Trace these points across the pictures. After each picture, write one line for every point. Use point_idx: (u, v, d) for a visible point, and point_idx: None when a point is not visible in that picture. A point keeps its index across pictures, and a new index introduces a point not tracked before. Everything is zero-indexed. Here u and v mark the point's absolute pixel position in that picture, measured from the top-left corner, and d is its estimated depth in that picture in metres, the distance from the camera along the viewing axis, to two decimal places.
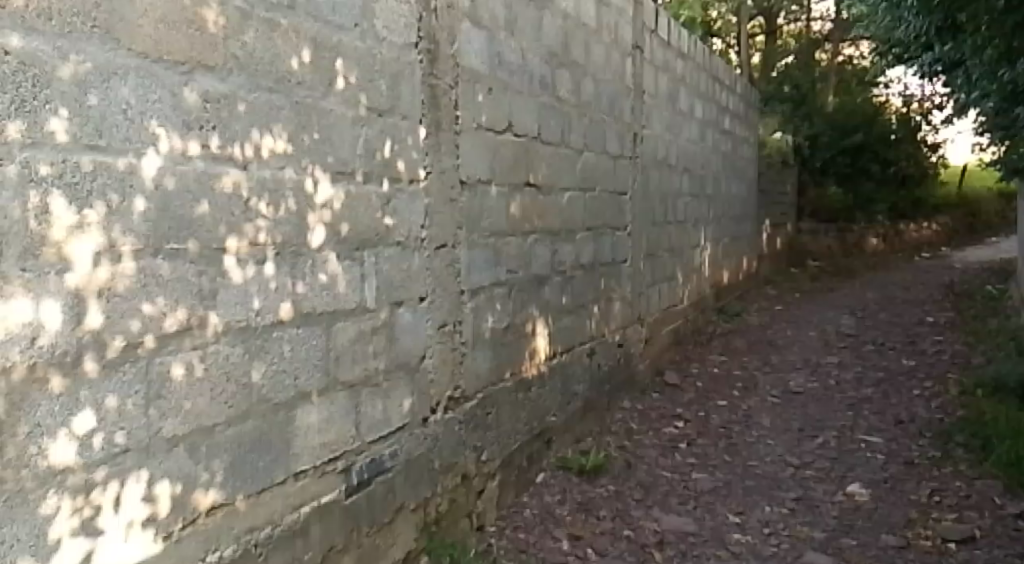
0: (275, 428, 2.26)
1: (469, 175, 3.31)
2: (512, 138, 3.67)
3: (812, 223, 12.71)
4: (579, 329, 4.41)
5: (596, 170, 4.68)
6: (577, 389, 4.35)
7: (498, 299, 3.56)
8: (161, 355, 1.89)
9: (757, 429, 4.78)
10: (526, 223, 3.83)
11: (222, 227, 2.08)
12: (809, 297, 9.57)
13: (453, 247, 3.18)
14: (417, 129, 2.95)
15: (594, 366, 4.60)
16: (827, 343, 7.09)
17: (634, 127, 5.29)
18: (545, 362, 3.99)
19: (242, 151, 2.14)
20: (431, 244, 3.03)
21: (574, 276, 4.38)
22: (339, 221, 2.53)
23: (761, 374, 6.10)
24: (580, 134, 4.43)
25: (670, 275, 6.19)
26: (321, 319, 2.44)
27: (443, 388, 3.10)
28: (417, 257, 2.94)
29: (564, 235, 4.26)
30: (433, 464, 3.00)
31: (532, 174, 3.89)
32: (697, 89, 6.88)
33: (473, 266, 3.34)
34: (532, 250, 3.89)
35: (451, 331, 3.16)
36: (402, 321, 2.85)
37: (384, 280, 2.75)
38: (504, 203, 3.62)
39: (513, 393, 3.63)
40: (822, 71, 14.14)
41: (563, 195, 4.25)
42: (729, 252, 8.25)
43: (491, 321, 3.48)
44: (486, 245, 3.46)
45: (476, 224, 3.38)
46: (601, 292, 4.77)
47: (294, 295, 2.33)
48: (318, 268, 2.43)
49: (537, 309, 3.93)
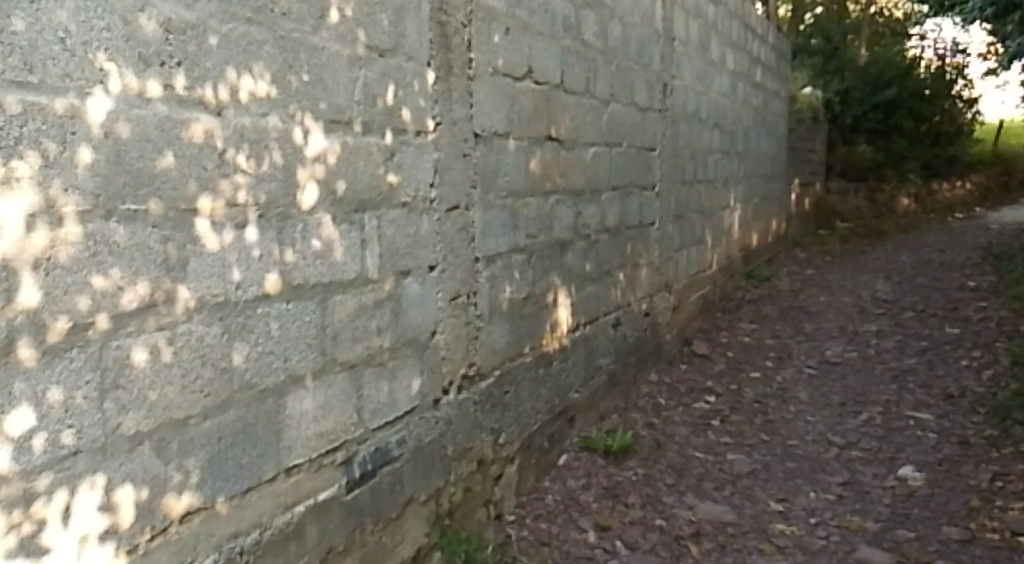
0: (262, 418, 1.95)
1: (484, 127, 2.95)
2: (532, 85, 3.31)
3: (841, 183, 12.22)
4: (604, 297, 4.08)
5: (623, 124, 4.30)
6: (602, 362, 4.03)
7: (517, 266, 3.22)
8: (118, 338, 1.57)
9: (793, 405, 4.45)
10: (548, 182, 3.48)
11: (193, 184, 1.75)
12: (841, 261, 9.15)
13: (467, 208, 2.84)
14: (425, 72, 2.59)
15: (619, 337, 4.28)
16: (863, 310, 6.71)
17: (663, 77, 4.88)
18: (567, 334, 3.66)
19: (215, 94, 1.80)
20: (442, 205, 2.69)
21: (599, 241, 4.03)
22: (334, 178, 2.19)
23: (795, 344, 5.76)
24: (605, 83, 4.04)
25: (699, 237, 5.82)
26: (315, 292, 2.12)
27: (457, 365, 2.78)
28: (426, 220, 2.61)
29: (589, 195, 3.90)
30: (446, 451, 2.71)
31: (554, 127, 3.53)
32: (729, 38, 6.43)
33: (489, 229, 3.00)
34: (553, 211, 3.54)
35: (464, 302, 2.84)
36: (409, 293, 2.52)
37: (388, 247, 2.42)
38: (523, 159, 3.26)
39: (533, 369, 3.32)
40: (854, 23, 13.54)
41: (588, 151, 3.89)
42: (758, 214, 7.85)
43: (509, 290, 3.15)
44: (503, 206, 3.11)
45: (493, 182, 3.04)
46: (628, 257, 4.42)
47: (284, 264, 2.01)
48: (312, 233, 2.10)
49: (559, 276, 3.60)
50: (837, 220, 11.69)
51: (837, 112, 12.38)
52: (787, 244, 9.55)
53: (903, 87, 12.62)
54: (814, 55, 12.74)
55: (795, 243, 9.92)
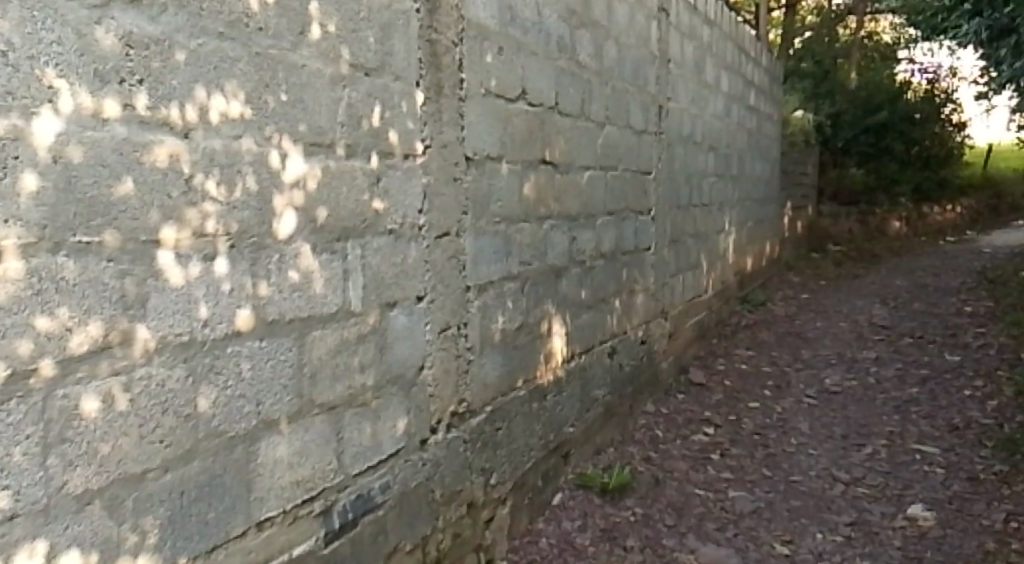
0: (230, 468, 1.78)
1: (475, 150, 2.80)
2: (526, 107, 3.17)
3: (833, 206, 12.18)
4: (600, 326, 3.93)
5: (619, 147, 4.17)
6: (598, 393, 3.87)
7: (509, 295, 3.07)
8: (65, 386, 1.38)
9: (795, 438, 4.30)
10: (542, 207, 3.34)
11: (155, 213, 1.58)
12: (836, 285, 9.06)
13: (457, 235, 2.69)
14: (414, 93, 2.44)
15: (615, 367, 4.12)
16: (860, 336, 6.59)
17: (659, 99, 4.77)
18: (561, 365, 3.50)
19: (181, 114, 1.64)
20: (431, 232, 2.53)
21: (594, 267, 3.89)
22: (314, 204, 2.03)
23: (793, 372, 5.62)
24: (601, 105, 3.92)
25: (695, 262, 5.70)
26: (292, 328, 1.95)
27: (446, 402, 2.62)
28: (414, 248, 2.45)
29: (584, 220, 3.76)
30: (433, 495, 2.53)
31: (549, 150, 3.39)
32: (723, 61, 6.35)
33: (480, 257, 2.85)
34: (547, 238, 3.39)
35: (454, 335, 2.67)
36: (395, 326, 2.36)
37: (373, 277, 2.25)
38: (516, 184, 3.12)
39: (526, 403, 3.15)
40: (844, 47, 13.58)
41: (583, 175, 3.75)
42: (752, 237, 7.75)
43: (502, 321, 3.00)
44: (495, 232, 2.96)
45: (485, 208, 2.89)
46: (624, 284, 4.28)
47: (257, 298, 1.85)
48: (290, 264, 1.94)
49: (553, 304, 3.44)
50: (830, 243, 11.63)
51: (829, 135, 12.37)
52: (781, 268, 9.46)
53: (893, 110, 12.64)
54: (805, 78, 12.76)
55: (789, 266, 9.84)
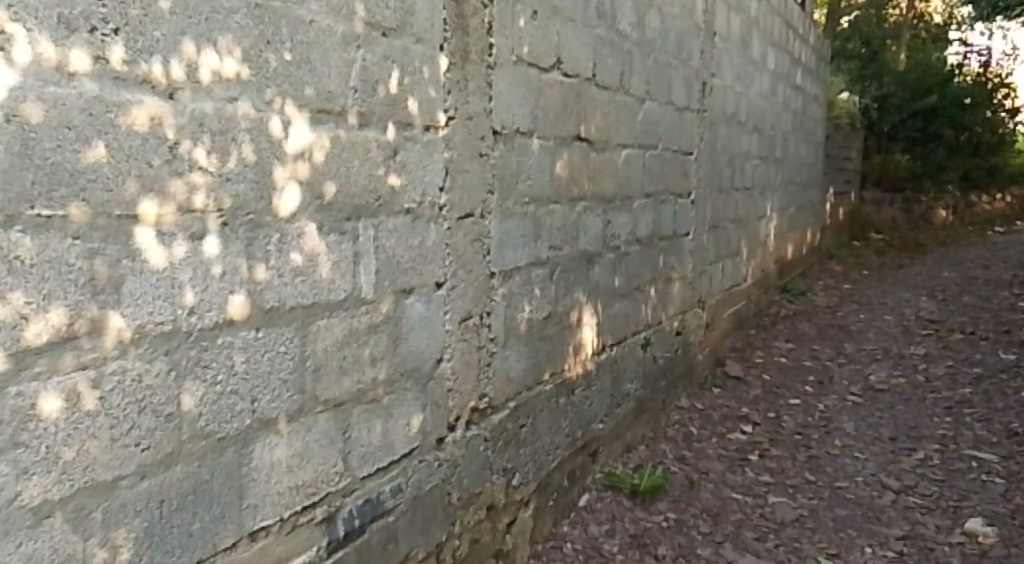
0: (220, 473, 1.59)
1: (504, 123, 2.57)
2: (560, 78, 2.92)
3: (877, 193, 11.77)
4: (633, 316, 3.69)
5: (659, 124, 3.90)
6: (629, 387, 3.64)
7: (538, 282, 2.84)
8: (19, 382, 1.16)
9: (838, 441, 4.05)
10: (575, 187, 3.09)
11: (132, 183, 1.37)
12: (879, 275, 8.69)
13: (482, 216, 2.46)
14: (438, 58, 2.21)
15: (648, 359, 3.89)
16: (907, 330, 6.27)
17: (703, 74, 4.48)
18: (591, 357, 3.27)
19: (165, 71, 1.43)
20: (452, 212, 2.31)
21: (630, 253, 3.64)
22: (322, 178, 1.81)
23: (835, 367, 5.34)
24: (641, 79, 3.65)
25: (734, 249, 5.42)
26: (294, 317, 1.74)
27: (466, 399, 2.40)
28: (434, 229, 2.23)
29: (619, 202, 3.51)
30: (450, 499, 2.33)
31: (584, 126, 3.14)
32: (770, 36, 6.00)
33: (507, 240, 2.62)
34: (580, 220, 3.15)
35: (476, 325, 2.45)
36: (412, 315, 2.14)
37: (388, 261, 2.04)
38: (548, 161, 2.87)
39: (553, 399, 2.93)
40: (894, 27, 13.00)
41: (620, 153, 3.49)
42: (794, 224, 7.43)
43: (528, 310, 2.77)
44: (524, 214, 2.73)
45: (513, 187, 2.65)
46: (660, 271, 4.03)
47: (253, 283, 1.64)
48: (292, 244, 1.73)
49: (584, 292, 3.21)
50: (872, 231, 11.31)
51: (874, 119, 11.88)
52: (821, 256, 9.13)
53: (943, 94, 12.00)
54: (852, 59, 12.25)
55: (830, 255, 9.50)
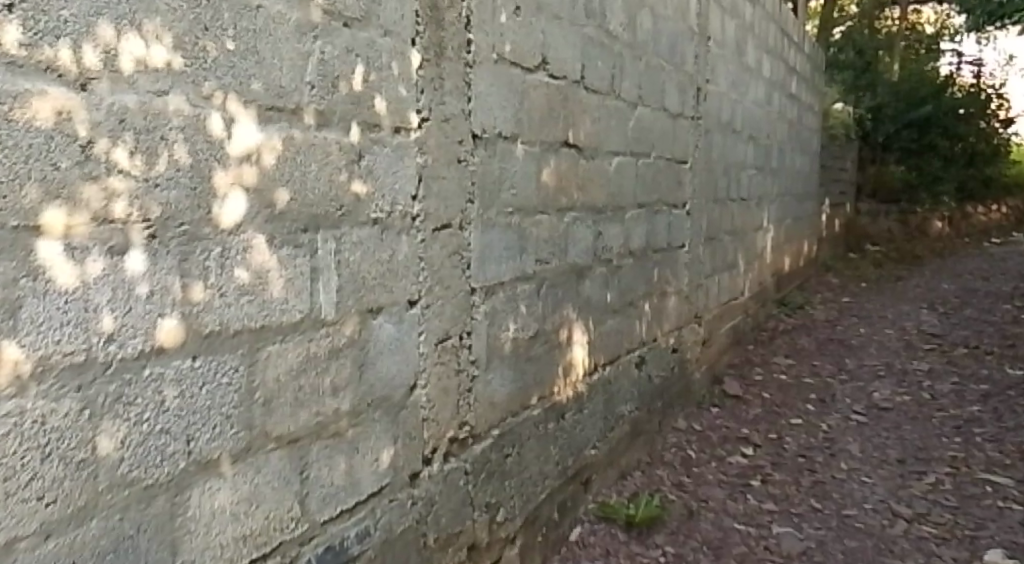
0: (146, 527, 1.34)
1: (484, 127, 2.37)
2: (546, 79, 2.73)
3: (872, 204, 11.67)
4: (627, 334, 3.49)
5: (652, 131, 3.72)
6: (623, 410, 3.43)
7: (523, 298, 2.63)
8: None
9: (843, 465, 3.84)
10: (563, 196, 2.89)
11: (34, 188, 1.11)
12: (877, 288, 8.53)
13: (460, 227, 2.26)
14: (409, 53, 2.01)
15: (644, 380, 3.68)
16: (909, 345, 6.08)
17: (697, 79, 4.30)
18: (582, 378, 3.06)
19: (75, 58, 1.18)
20: (427, 222, 2.10)
21: (623, 266, 3.44)
22: (272, 184, 1.59)
23: (837, 385, 5.15)
24: (633, 83, 3.46)
25: (731, 262, 5.23)
26: (238, 342, 1.52)
27: (444, 428, 2.19)
28: (406, 242, 2.02)
29: (611, 213, 3.31)
30: (426, 541, 2.10)
31: (572, 131, 2.94)
32: (765, 43, 5.84)
33: (488, 254, 2.41)
34: (569, 232, 2.95)
35: (455, 346, 2.24)
36: (381, 337, 1.92)
37: (352, 277, 1.82)
38: (533, 168, 2.67)
39: (541, 425, 2.72)
40: (887, 37, 12.92)
41: (611, 161, 3.30)
42: (791, 235, 7.26)
43: (513, 329, 2.56)
44: (507, 225, 2.52)
45: (495, 196, 2.45)
46: (655, 285, 3.83)
47: (189, 305, 1.41)
48: (237, 259, 1.51)
49: (574, 309, 3.00)
50: (867, 243, 11.30)
51: (868, 130, 11.76)
52: (818, 268, 8.97)
53: (937, 105, 11.86)
54: (845, 69, 12.15)
55: (827, 267, 9.34)
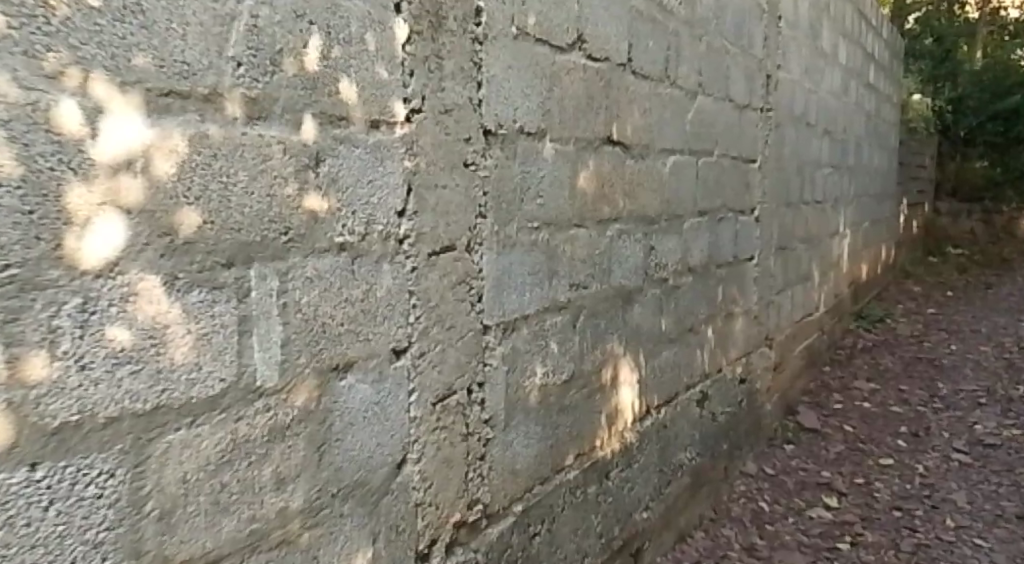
0: None
1: (501, 119, 1.85)
2: (582, 61, 2.20)
3: (952, 205, 10.89)
4: (685, 367, 2.94)
5: (715, 125, 3.15)
6: (682, 458, 2.89)
7: (555, 334, 2.11)
8: None
9: (949, 523, 3.21)
10: (605, 206, 2.36)
11: None
12: (966, 296, 7.73)
13: (469, 250, 1.76)
14: (392, 23, 1.51)
15: (706, 419, 3.13)
16: (1011, 366, 5.35)
17: (767, 64, 3.70)
18: (631, 426, 2.53)
19: None
20: (420, 245, 1.60)
21: (681, 286, 2.89)
22: (169, 202, 1.10)
23: (931, 416, 4.48)
24: (692, 68, 2.91)
25: (804, 274, 4.61)
26: (110, 434, 1.02)
27: (448, 512, 1.69)
28: (390, 272, 1.51)
29: (665, 224, 2.76)
30: None
31: (617, 126, 2.41)
32: (841, 26, 5.19)
33: (507, 282, 1.90)
34: (613, 249, 2.41)
35: (461, 404, 1.72)
36: (354, 403, 1.43)
37: (306, 325, 1.32)
38: (567, 172, 2.15)
39: (580, 491, 2.20)
40: (969, 22, 11.93)
41: (666, 161, 2.75)
42: (869, 241, 6.57)
43: (542, 374, 2.04)
44: (532, 244, 2.01)
45: (516, 208, 1.94)
46: (719, 307, 3.26)
47: (21, 389, 0.89)
48: (112, 312, 1.01)
49: (621, 342, 2.47)
50: (949, 246, 10.74)
51: (947, 123, 10.79)
52: (897, 275, 8.22)
53: None
54: (921, 59, 11.20)
55: (907, 274, 8.57)
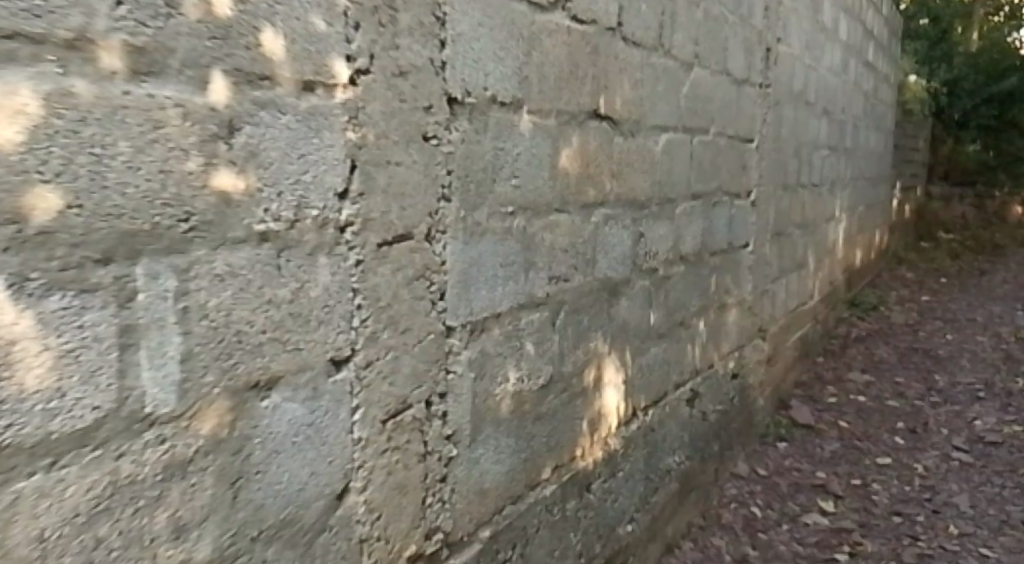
0: None
1: (469, 85, 1.59)
2: (566, 23, 1.93)
3: (945, 189, 10.70)
4: (675, 364, 2.71)
5: (711, 100, 2.89)
6: (670, 463, 2.67)
7: (531, 333, 1.86)
8: None
9: (952, 530, 3.01)
10: (590, 188, 2.10)
11: None
12: (959, 283, 7.55)
13: (429, 239, 1.50)
14: None
15: (696, 419, 2.90)
16: (1009, 358, 5.16)
17: (767, 36, 3.44)
18: (615, 431, 2.29)
19: None
20: (368, 234, 1.34)
21: (672, 276, 2.65)
22: (9, 178, 0.78)
23: (928, 411, 4.29)
24: (688, 37, 2.64)
25: (800, 260, 4.38)
26: None
27: (401, 545, 1.45)
28: (328, 267, 1.25)
29: (657, 208, 2.51)
30: None
31: (605, 98, 2.15)
32: None
33: (474, 276, 1.65)
34: (598, 236, 2.16)
35: (417, 420, 1.48)
36: (281, 426, 1.18)
37: (214, 334, 1.06)
38: (547, 150, 1.90)
39: (557, 508, 1.97)
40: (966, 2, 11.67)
41: (659, 139, 2.50)
42: (863, 226, 6.36)
43: (516, 380, 1.80)
44: (505, 231, 1.76)
45: (487, 190, 1.68)
46: (712, 298, 3.03)
47: None
48: None
49: (605, 339, 2.22)
50: (940, 230, 10.46)
51: (942, 105, 10.56)
52: (890, 261, 8.03)
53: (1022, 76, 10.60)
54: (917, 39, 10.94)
55: (899, 259, 8.38)
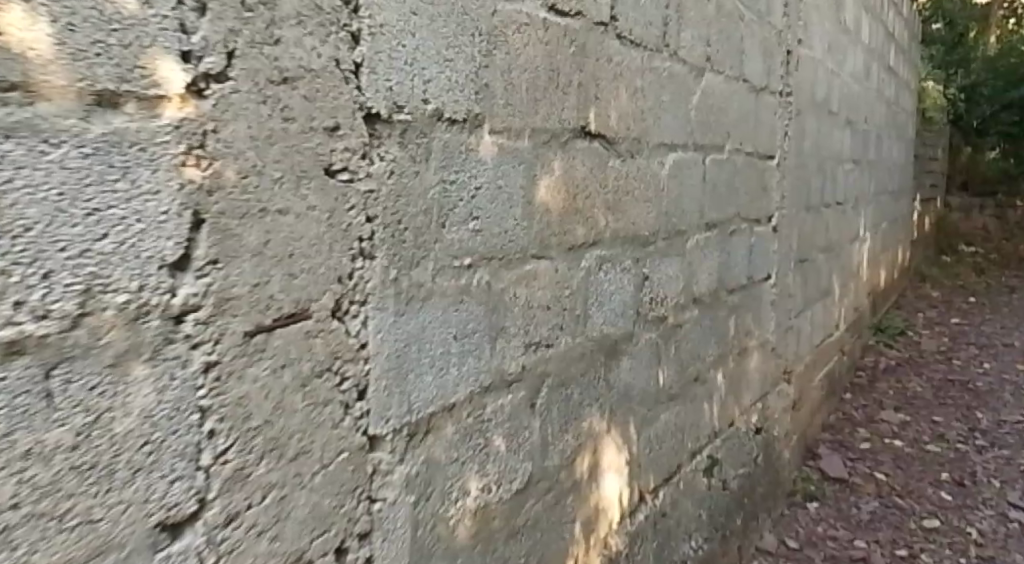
0: None
1: (399, 96, 1.14)
2: (542, 14, 1.48)
3: (964, 199, 10.21)
4: (690, 428, 2.25)
5: (725, 112, 2.45)
6: (686, 550, 2.20)
7: (502, 422, 1.41)
8: None
9: None
10: (579, 225, 1.65)
11: None
12: (989, 302, 7.06)
13: (338, 316, 1.05)
14: None
15: (715, 491, 2.43)
16: None
17: (786, 37, 2.99)
18: (616, 527, 1.83)
19: None
20: (232, 322, 0.89)
21: (684, 324, 2.19)
22: None
23: (974, 457, 3.80)
24: (698, 36, 2.20)
25: (825, 288, 3.91)
26: None
27: None
28: (152, 383, 0.79)
29: (664, 243, 2.05)
30: None
31: (596, 112, 1.70)
32: None
33: (414, 359, 1.20)
34: (590, 286, 1.71)
35: None
36: None
37: None
38: (519, 180, 1.45)
39: None
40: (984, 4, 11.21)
41: (665, 159, 2.05)
42: (887, 244, 5.89)
43: (479, 490, 1.35)
44: (460, 292, 1.31)
45: (432, 239, 1.23)
46: (731, 344, 2.57)
47: None
48: None
49: (602, 413, 1.76)
50: (960, 243, 10.02)
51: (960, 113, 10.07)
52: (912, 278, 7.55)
53: None
54: (932, 44, 10.44)
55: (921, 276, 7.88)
